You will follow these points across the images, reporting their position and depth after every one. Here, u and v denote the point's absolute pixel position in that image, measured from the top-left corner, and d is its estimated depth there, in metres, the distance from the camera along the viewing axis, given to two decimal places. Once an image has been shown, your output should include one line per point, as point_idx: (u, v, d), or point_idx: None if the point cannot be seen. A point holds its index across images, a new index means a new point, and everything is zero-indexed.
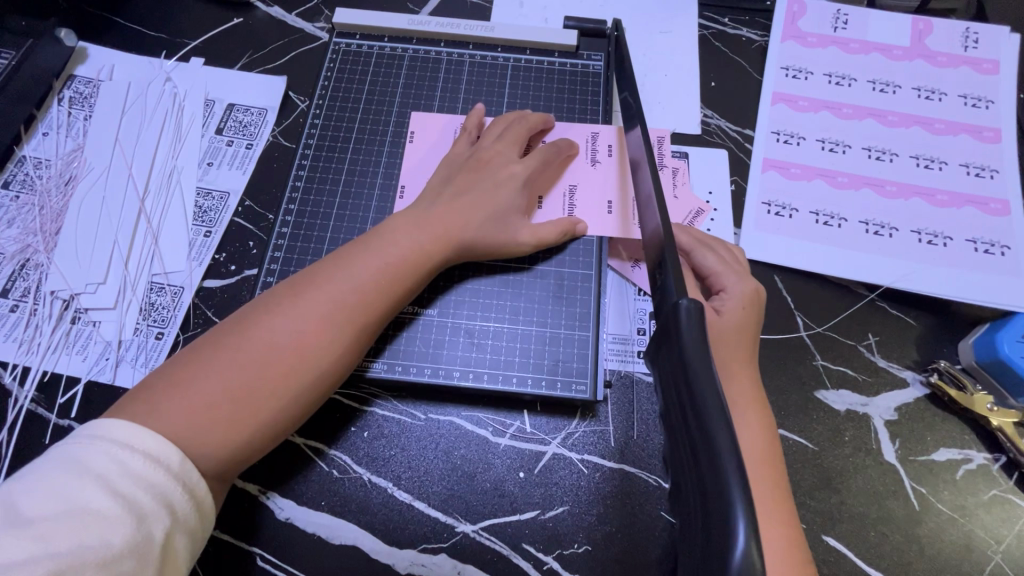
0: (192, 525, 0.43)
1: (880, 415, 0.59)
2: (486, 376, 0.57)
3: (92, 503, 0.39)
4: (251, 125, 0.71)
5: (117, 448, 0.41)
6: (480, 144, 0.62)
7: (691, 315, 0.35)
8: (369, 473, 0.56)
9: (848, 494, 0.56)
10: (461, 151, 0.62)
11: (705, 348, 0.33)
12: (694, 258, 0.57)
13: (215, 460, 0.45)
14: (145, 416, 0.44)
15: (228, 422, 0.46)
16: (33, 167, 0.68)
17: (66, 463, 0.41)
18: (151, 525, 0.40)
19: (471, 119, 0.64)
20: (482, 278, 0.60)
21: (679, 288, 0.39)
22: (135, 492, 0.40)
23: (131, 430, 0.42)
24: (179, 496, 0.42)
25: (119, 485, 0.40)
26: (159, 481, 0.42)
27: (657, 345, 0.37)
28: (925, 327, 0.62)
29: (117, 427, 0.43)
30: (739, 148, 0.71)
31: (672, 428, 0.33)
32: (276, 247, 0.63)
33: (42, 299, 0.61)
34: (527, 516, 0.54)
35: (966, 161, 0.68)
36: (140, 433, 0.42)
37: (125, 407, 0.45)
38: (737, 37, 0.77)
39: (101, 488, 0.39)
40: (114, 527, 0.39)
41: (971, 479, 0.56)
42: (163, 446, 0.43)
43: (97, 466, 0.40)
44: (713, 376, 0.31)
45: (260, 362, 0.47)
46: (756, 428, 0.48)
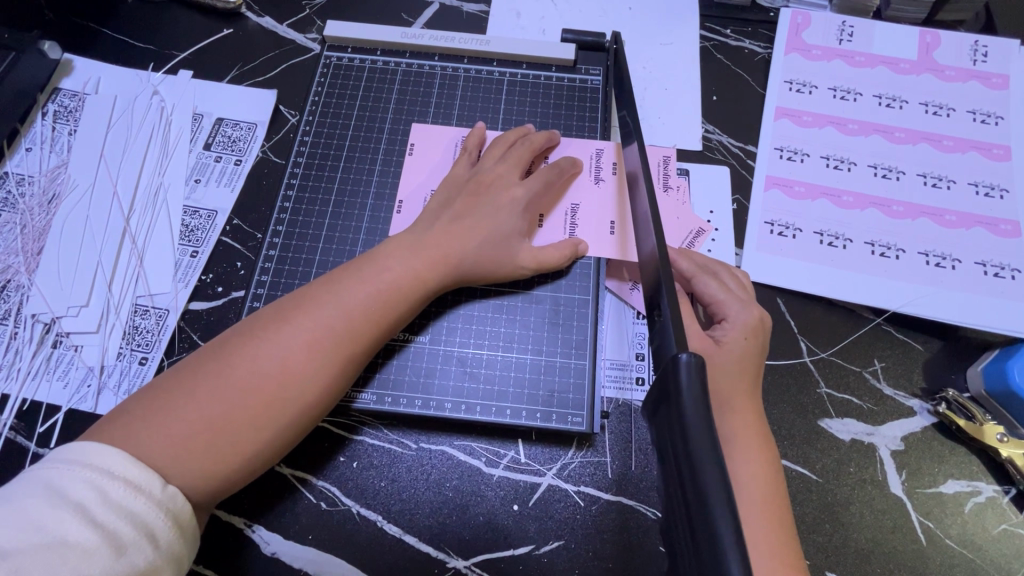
0: (177, 554, 0.42)
1: (886, 445, 0.57)
2: (479, 405, 0.55)
3: (71, 533, 0.37)
4: (240, 140, 0.69)
5: (98, 475, 0.40)
6: (481, 166, 0.60)
7: (690, 372, 0.33)
8: (358, 505, 0.54)
9: (853, 528, 0.54)
10: (458, 174, 0.60)
11: (707, 414, 0.32)
12: (695, 285, 0.55)
13: (193, 493, 0.44)
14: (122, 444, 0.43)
15: (206, 454, 0.44)
16: (15, 185, 0.66)
17: (44, 490, 0.39)
18: (133, 556, 0.39)
19: (471, 138, 0.62)
20: (476, 303, 0.58)
21: (679, 337, 0.38)
22: (116, 523, 0.39)
23: (110, 458, 0.41)
24: (163, 525, 0.41)
25: (99, 516, 0.38)
26: (139, 509, 0.40)
27: (652, 398, 0.36)
28: (932, 353, 0.60)
29: (97, 452, 0.41)
30: (741, 165, 0.69)
31: (669, 496, 0.32)
32: (264, 269, 0.61)
33: (23, 323, 0.59)
34: (521, 551, 0.52)
35: (975, 179, 0.66)
36: (119, 461, 0.41)
37: (102, 434, 0.44)
38: (739, 50, 0.75)
39: (81, 517, 0.38)
40: (93, 558, 0.37)
41: (980, 512, 0.55)
42: (142, 476, 0.41)
43: (75, 493, 0.39)
44: (717, 455, 0.30)
45: (244, 390, 0.45)
46: (758, 465, 0.47)
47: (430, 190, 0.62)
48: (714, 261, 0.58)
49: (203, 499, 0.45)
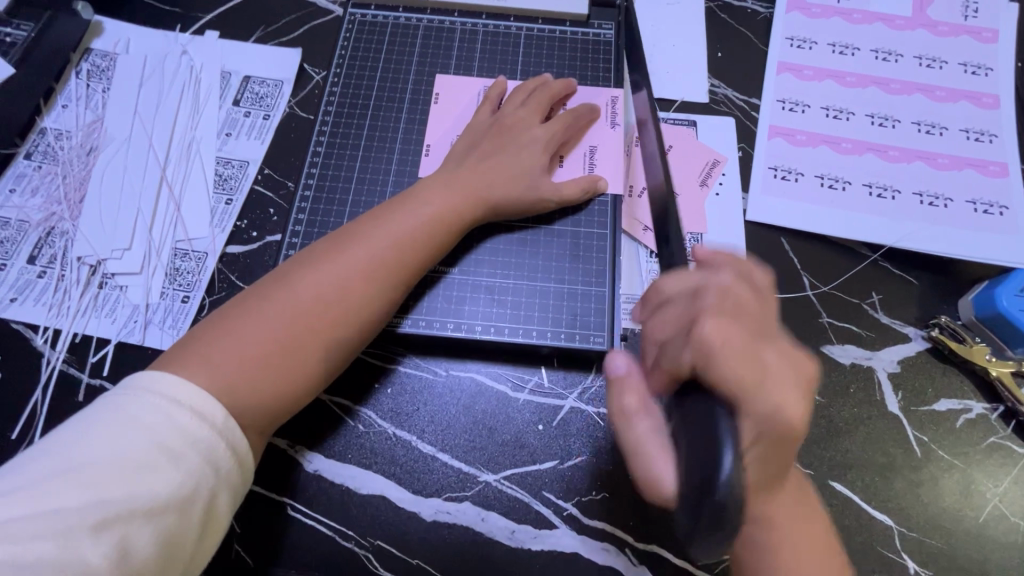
0: (234, 480, 0.45)
1: (883, 368, 0.61)
2: (506, 330, 0.59)
3: (139, 455, 0.41)
4: (268, 97, 0.72)
5: (162, 403, 0.43)
6: (499, 110, 0.63)
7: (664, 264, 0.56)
8: (394, 427, 0.58)
9: (853, 442, 0.58)
10: (480, 120, 0.64)
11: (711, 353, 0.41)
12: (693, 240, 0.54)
13: (263, 411, 0.48)
14: (193, 368, 0.46)
15: (277, 372, 0.48)
16: (54, 138, 0.69)
17: (115, 415, 0.42)
18: (197, 480, 0.42)
19: (494, 88, 0.66)
20: (501, 237, 0.62)
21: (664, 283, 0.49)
22: (181, 448, 0.42)
23: (179, 385, 0.44)
24: (223, 454, 0.44)
25: (166, 440, 0.42)
26: (203, 436, 0.43)
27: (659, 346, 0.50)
28: (926, 285, 0.64)
29: (164, 381, 0.44)
30: (746, 116, 0.72)
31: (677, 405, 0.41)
32: (298, 213, 0.64)
33: (69, 265, 0.63)
34: (546, 466, 0.56)
35: (966, 126, 0.70)
36: (187, 386, 0.44)
37: (173, 361, 0.47)
38: (743, 9, 0.79)
39: (149, 442, 0.41)
40: (161, 479, 0.41)
41: (970, 427, 0.59)
42: (210, 401, 0.44)
43: (145, 419, 0.42)
44: None
45: (305, 315, 0.49)
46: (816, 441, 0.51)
47: (455, 137, 0.66)
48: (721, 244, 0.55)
49: (273, 416, 0.49)
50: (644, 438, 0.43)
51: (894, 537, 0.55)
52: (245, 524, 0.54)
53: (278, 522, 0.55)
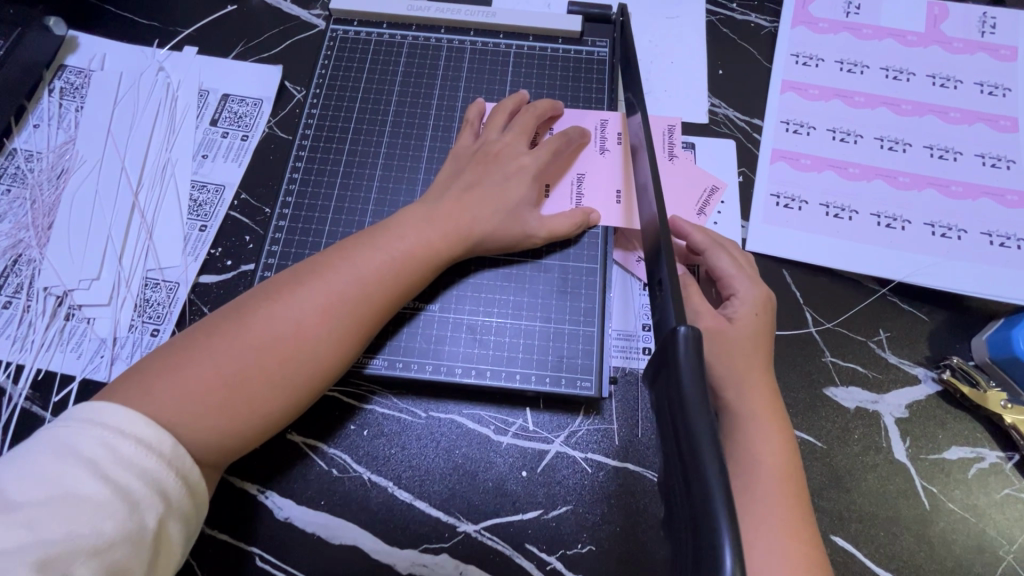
0: (186, 511, 0.43)
1: (890, 413, 0.57)
2: (489, 373, 0.56)
3: (82, 488, 0.38)
4: (247, 116, 0.69)
5: (107, 432, 0.41)
6: (485, 137, 0.60)
7: (688, 342, 0.34)
8: (369, 471, 0.55)
9: (858, 493, 0.55)
10: (465, 146, 0.60)
11: (704, 389, 0.32)
12: (709, 259, 0.55)
13: (205, 451, 0.45)
14: (134, 398, 0.43)
15: (221, 410, 0.45)
16: (24, 160, 0.67)
17: (53, 448, 0.40)
18: (144, 514, 0.40)
19: (511, 100, 0.63)
20: (485, 272, 0.59)
21: (678, 310, 0.38)
22: (129, 481, 0.40)
23: (122, 413, 0.42)
24: (173, 483, 0.42)
25: (109, 472, 0.40)
26: (150, 466, 0.41)
27: (653, 369, 0.36)
28: (938, 323, 0.61)
29: (107, 410, 0.42)
30: (747, 139, 0.69)
31: (668, 469, 0.32)
32: (273, 242, 0.61)
33: (35, 296, 0.60)
34: (530, 516, 0.53)
35: (982, 151, 0.66)
36: (132, 417, 0.42)
37: (118, 388, 0.45)
38: (746, 23, 0.75)
39: (92, 474, 0.39)
40: (106, 514, 0.38)
41: (983, 478, 0.55)
42: (155, 433, 0.42)
43: (86, 451, 0.40)
44: (709, 410, 0.31)
45: (258, 350, 0.46)
46: (773, 436, 0.48)
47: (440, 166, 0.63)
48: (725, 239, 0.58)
49: (216, 456, 0.46)
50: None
51: None
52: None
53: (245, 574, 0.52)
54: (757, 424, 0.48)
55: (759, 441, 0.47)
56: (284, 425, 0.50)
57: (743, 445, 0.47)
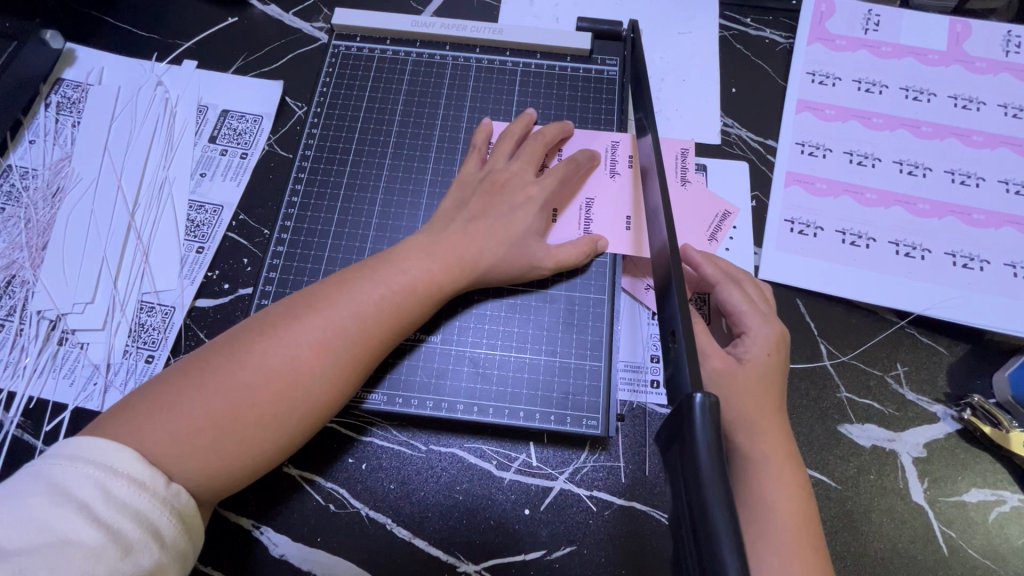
0: (182, 551, 0.41)
1: (907, 452, 0.55)
2: (491, 409, 0.54)
3: (74, 532, 0.37)
4: (246, 133, 0.67)
5: (99, 472, 0.39)
6: (493, 164, 0.58)
7: (704, 413, 0.32)
8: (367, 507, 0.53)
9: (873, 537, 0.53)
10: (470, 174, 0.58)
11: (722, 465, 0.30)
12: (719, 294, 0.53)
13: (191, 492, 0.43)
14: (121, 436, 0.42)
15: (211, 449, 0.43)
16: (19, 177, 0.65)
17: (44, 488, 0.38)
18: (139, 557, 0.38)
19: (519, 123, 0.61)
20: (488, 302, 0.57)
21: (693, 372, 0.36)
22: (124, 524, 0.38)
23: (113, 454, 0.40)
24: (168, 524, 0.40)
25: (102, 515, 0.38)
26: (145, 508, 0.39)
27: (667, 436, 0.34)
28: (958, 358, 0.58)
29: (97, 446, 0.40)
30: (761, 161, 0.66)
31: (679, 543, 0.31)
32: (272, 266, 0.59)
33: (28, 319, 0.59)
34: (532, 557, 0.51)
35: (1006, 176, 0.64)
36: (121, 454, 0.40)
37: (107, 423, 0.43)
38: (760, 40, 0.73)
39: (85, 517, 0.37)
40: (99, 559, 0.37)
41: (1004, 522, 0.53)
42: (145, 472, 0.40)
43: (79, 492, 0.38)
44: (728, 494, 0.29)
45: (251, 387, 0.45)
46: (789, 483, 0.46)
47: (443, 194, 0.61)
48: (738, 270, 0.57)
49: (205, 497, 0.44)
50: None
51: None
52: None
53: None
54: (770, 471, 0.46)
55: (772, 490, 0.45)
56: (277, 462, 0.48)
57: (755, 492, 0.45)
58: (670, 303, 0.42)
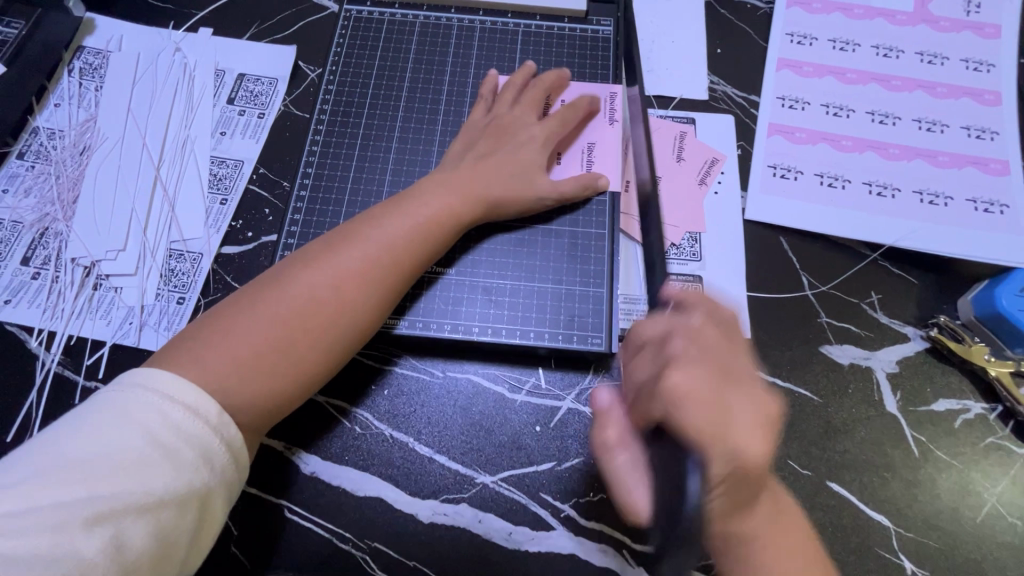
0: (229, 477, 0.45)
1: (882, 368, 0.61)
2: (504, 331, 0.59)
3: (134, 450, 0.41)
4: (262, 95, 0.71)
5: (156, 398, 0.43)
6: (495, 110, 0.64)
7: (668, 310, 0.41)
8: (390, 429, 0.57)
9: (851, 443, 0.58)
10: (479, 119, 0.64)
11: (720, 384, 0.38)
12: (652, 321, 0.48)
13: (256, 411, 0.48)
14: (184, 367, 0.46)
15: (269, 371, 0.48)
16: (47, 138, 0.69)
17: (109, 410, 0.42)
18: (192, 476, 0.42)
19: (518, 75, 0.66)
20: (499, 237, 0.61)
21: None
22: (178, 445, 0.42)
23: (171, 382, 0.44)
24: (218, 450, 0.44)
25: (160, 436, 0.42)
26: (198, 433, 0.43)
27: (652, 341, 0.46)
28: (926, 285, 0.64)
29: (155, 377, 0.44)
30: (744, 114, 0.72)
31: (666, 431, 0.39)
32: (294, 212, 0.64)
33: (63, 267, 0.62)
34: (544, 468, 0.56)
35: (967, 123, 0.70)
36: (179, 383, 0.44)
37: (165, 357, 0.47)
38: (743, 4, 0.78)
39: (145, 438, 0.41)
40: (155, 473, 0.41)
41: (969, 428, 0.59)
42: (201, 400, 0.44)
43: (139, 415, 0.42)
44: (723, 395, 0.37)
45: (303, 315, 0.49)
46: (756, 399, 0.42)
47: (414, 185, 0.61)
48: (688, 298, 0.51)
49: (266, 416, 0.49)
50: (626, 471, 0.45)
51: (892, 537, 0.55)
52: (244, 526, 0.54)
53: (276, 524, 0.55)
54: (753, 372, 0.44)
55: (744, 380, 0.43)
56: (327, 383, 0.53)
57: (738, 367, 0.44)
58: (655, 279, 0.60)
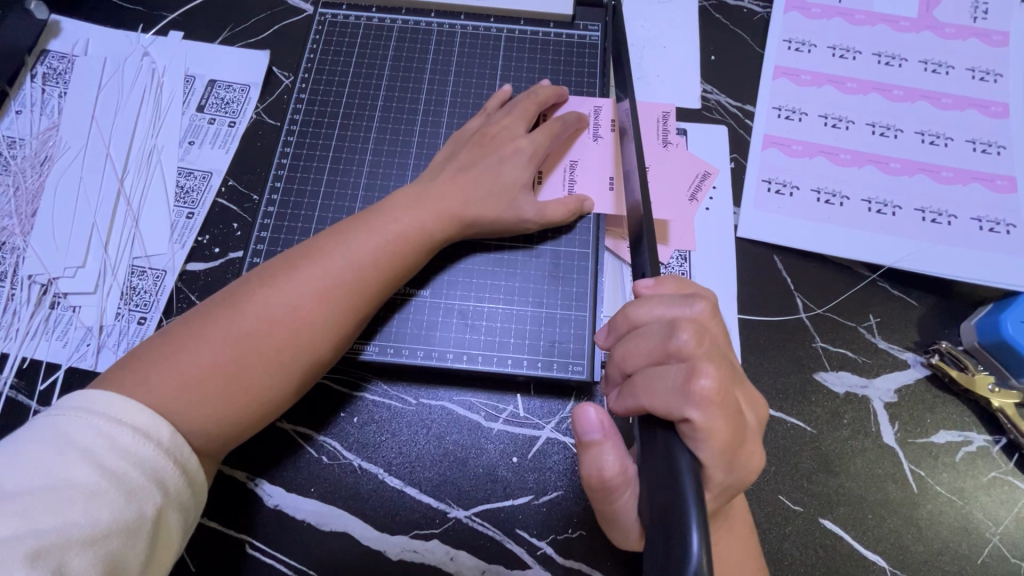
0: (185, 503, 0.42)
1: (880, 398, 0.58)
2: (480, 357, 0.56)
3: (76, 477, 0.37)
4: (233, 102, 0.68)
5: (103, 422, 0.40)
6: (489, 120, 0.60)
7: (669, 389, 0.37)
8: (360, 459, 0.54)
9: (846, 477, 0.55)
10: (468, 130, 0.61)
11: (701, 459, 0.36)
12: (654, 298, 0.43)
13: (207, 438, 0.44)
14: (128, 388, 0.43)
15: (222, 396, 0.45)
16: (7, 147, 0.66)
17: (48, 437, 0.39)
18: (143, 503, 0.39)
19: (495, 99, 0.62)
20: (476, 257, 0.59)
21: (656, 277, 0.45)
22: (126, 470, 0.39)
23: (117, 403, 0.41)
24: (171, 474, 0.41)
25: (107, 461, 0.38)
26: (149, 456, 0.40)
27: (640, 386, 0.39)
28: (927, 308, 0.61)
29: (99, 399, 0.41)
30: (739, 125, 0.68)
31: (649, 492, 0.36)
32: (263, 228, 0.60)
33: (20, 284, 0.60)
34: (520, 502, 0.53)
35: (972, 136, 0.66)
36: (125, 406, 0.41)
37: (110, 378, 0.44)
38: (738, 9, 0.74)
39: (89, 463, 0.38)
40: (103, 502, 0.37)
41: (971, 461, 0.56)
42: (152, 422, 0.41)
43: (83, 440, 0.39)
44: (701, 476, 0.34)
45: (259, 334, 0.46)
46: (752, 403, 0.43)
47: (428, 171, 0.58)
48: (684, 286, 0.45)
49: (217, 443, 0.45)
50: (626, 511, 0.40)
51: None
52: (202, 563, 0.51)
53: (236, 561, 0.52)
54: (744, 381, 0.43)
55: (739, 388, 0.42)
56: (289, 405, 0.50)
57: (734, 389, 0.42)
58: (640, 255, 0.48)
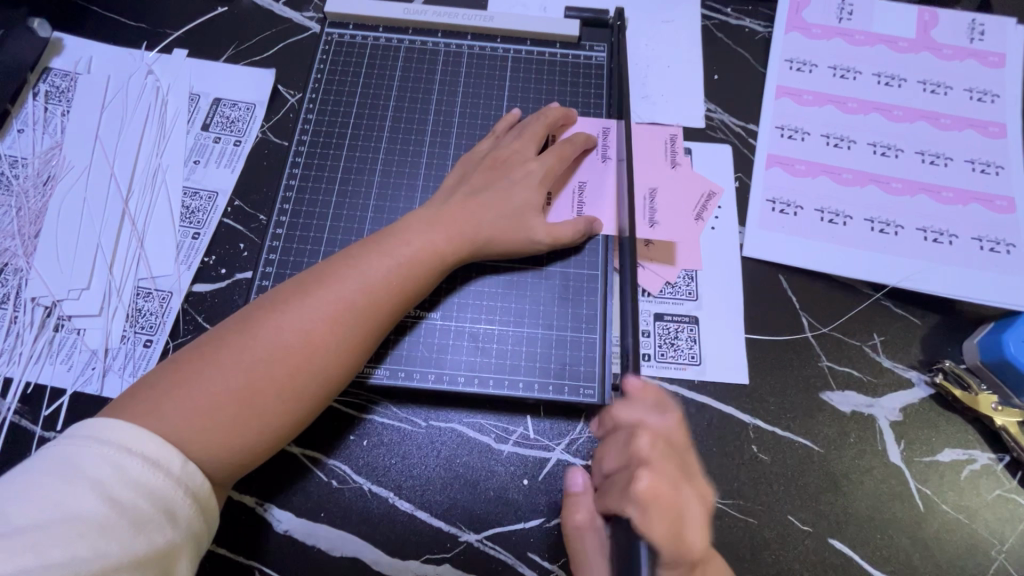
0: (196, 532, 0.41)
1: (885, 417, 0.58)
2: (491, 380, 0.56)
3: (85, 509, 0.37)
4: (239, 121, 0.68)
5: (114, 452, 0.39)
6: (499, 143, 0.61)
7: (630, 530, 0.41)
8: (370, 482, 0.54)
9: (855, 497, 0.55)
10: (477, 151, 0.61)
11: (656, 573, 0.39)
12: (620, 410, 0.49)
13: (219, 466, 0.44)
14: (140, 418, 0.42)
15: (234, 424, 0.44)
16: (9, 166, 0.65)
17: (56, 467, 0.38)
18: (152, 535, 0.38)
19: (505, 121, 0.63)
20: (485, 278, 0.59)
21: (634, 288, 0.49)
22: (135, 501, 0.38)
23: (128, 432, 0.40)
24: (182, 503, 0.40)
25: (115, 492, 0.38)
26: (159, 486, 0.40)
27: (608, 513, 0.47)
28: (930, 327, 0.62)
29: (110, 427, 0.40)
30: (743, 144, 0.69)
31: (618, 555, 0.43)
32: (271, 249, 0.60)
33: (23, 306, 0.59)
34: (532, 524, 0.53)
35: (971, 156, 0.68)
36: (137, 435, 0.41)
37: (123, 406, 0.43)
38: (741, 29, 0.75)
39: (97, 495, 0.37)
40: (111, 535, 0.37)
41: (975, 479, 0.56)
42: (163, 452, 0.41)
43: (92, 470, 0.38)
44: None
45: (271, 361, 0.46)
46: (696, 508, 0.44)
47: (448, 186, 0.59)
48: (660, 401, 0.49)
49: (228, 471, 0.45)
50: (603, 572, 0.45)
51: None
52: None
53: None
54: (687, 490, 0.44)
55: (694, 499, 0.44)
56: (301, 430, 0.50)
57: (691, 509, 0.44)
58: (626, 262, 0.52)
